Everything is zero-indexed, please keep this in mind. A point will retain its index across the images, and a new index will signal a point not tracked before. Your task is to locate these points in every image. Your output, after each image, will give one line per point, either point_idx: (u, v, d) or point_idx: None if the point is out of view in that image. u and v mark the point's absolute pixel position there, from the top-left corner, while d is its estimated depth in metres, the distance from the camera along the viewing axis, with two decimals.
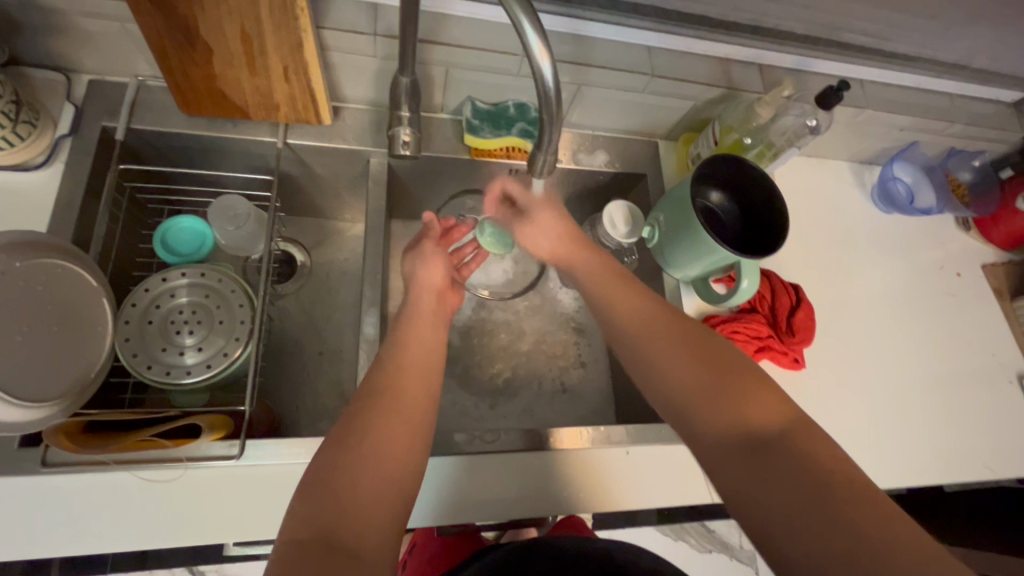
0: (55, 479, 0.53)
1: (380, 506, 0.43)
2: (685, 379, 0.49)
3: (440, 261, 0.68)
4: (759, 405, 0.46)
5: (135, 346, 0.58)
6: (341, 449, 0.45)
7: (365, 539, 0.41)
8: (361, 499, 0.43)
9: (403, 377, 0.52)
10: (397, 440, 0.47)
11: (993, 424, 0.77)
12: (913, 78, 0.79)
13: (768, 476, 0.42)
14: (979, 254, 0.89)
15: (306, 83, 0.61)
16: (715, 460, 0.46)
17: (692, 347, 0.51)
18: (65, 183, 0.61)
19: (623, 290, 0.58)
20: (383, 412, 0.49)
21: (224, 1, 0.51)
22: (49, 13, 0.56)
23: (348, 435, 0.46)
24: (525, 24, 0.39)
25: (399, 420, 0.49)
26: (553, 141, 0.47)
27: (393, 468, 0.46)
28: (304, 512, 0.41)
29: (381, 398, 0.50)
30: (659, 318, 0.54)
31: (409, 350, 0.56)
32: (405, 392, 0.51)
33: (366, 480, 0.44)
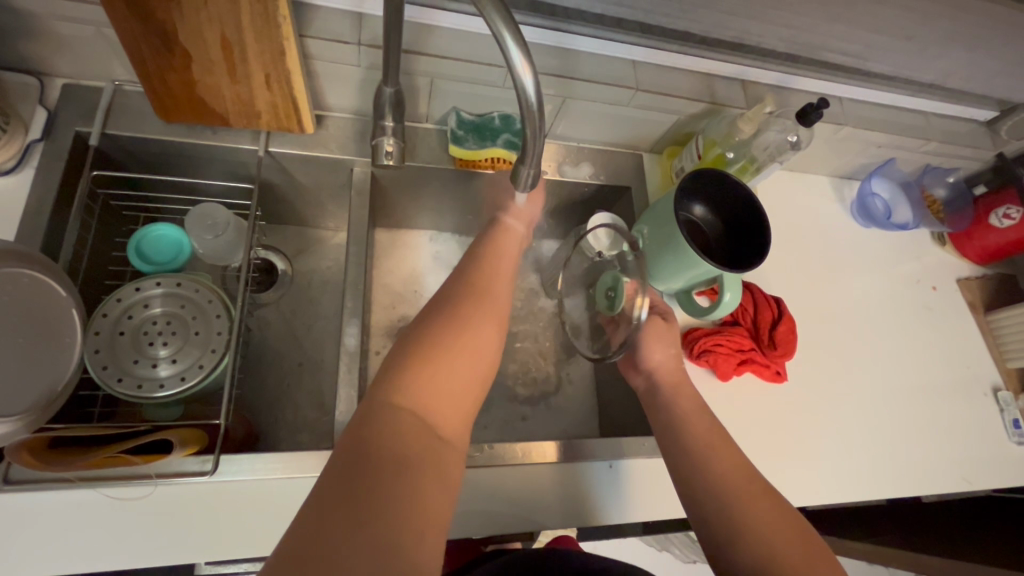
0: (15, 498, 0.50)
1: (464, 397, 0.44)
2: (779, 543, 0.49)
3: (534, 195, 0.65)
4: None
5: (105, 358, 0.56)
6: (431, 334, 0.46)
7: (449, 424, 0.43)
8: (451, 383, 0.44)
9: (492, 281, 0.53)
10: (484, 330, 0.48)
11: (969, 435, 0.79)
12: (890, 96, 0.81)
13: None
14: (954, 269, 0.91)
15: (288, 90, 0.60)
16: None
17: (777, 513, 0.51)
18: (34, 190, 0.59)
19: (711, 433, 0.57)
20: (474, 303, 0.49)
21: (205, 7, 0.50)
22: (20, 16, 0.54)
23: (445, 318, 0.47)
24: (506, 37, 0.39)
25: (488, 319, 0.49)
26: (537, 154, 0.46)
27: (480, 363, 0.46)
28: (394, 385, 0.42)
29: (470, 296, 0.50)
30: (743, 474, 0.54)
31: (498, 263, 0.55)
32: (493, 295, 0.51)
33: (456, 366, 0.44)
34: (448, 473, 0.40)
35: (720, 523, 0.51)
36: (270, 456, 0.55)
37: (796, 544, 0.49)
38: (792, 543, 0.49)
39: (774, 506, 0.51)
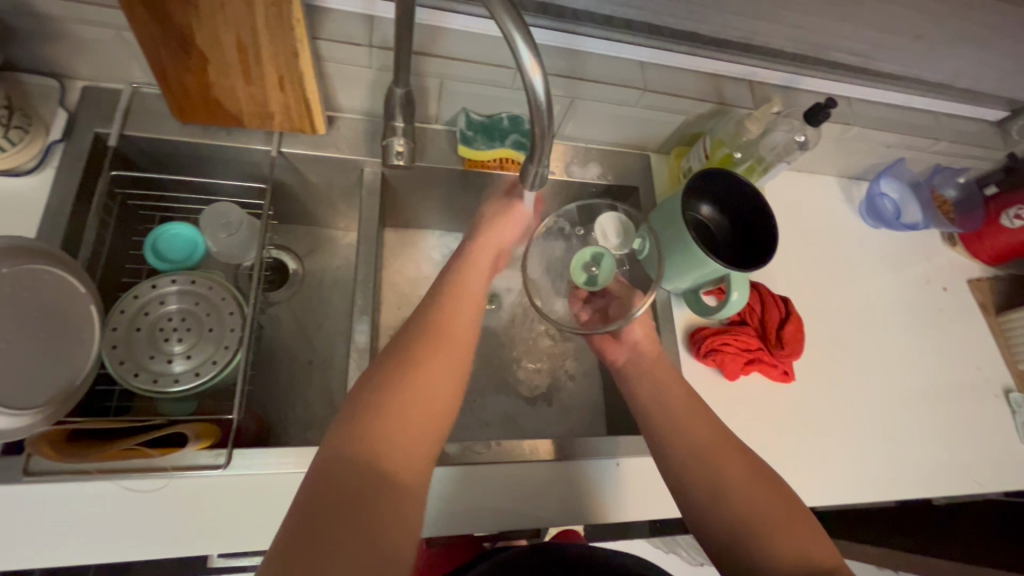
0: (35, 489, 0.52)
1: (420, 436, 0.46)
2: (760, 513, 0.51)
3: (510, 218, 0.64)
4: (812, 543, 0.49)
5: (122, 354, 0.57)
6: (383, 380, 0.48)
7: (405, 467, 0.44)
8: (406, 424, 0.46)
9: (450, 315, 0.54)
10: (439, 369, 0.49)
11: (979, 437, 0.78)
12: (899, 96, 0.81)
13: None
14: (965, 270, 0.91)
15: (301, 92, 0.62)
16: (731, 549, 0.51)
17: (759, 482, 0.53)
18: (54, 189, 0.60)
19: (691, 410, 0.59)
20: (431, 342, 0.51)
21: (222, 11, 0.51)
22: (44, 20, 0.56)
23: (403, 363, 0.49)
24: (517, 38, 0.39)
25: (444, 360, 0.50)
26: (546, 153, 0.46)
27: (436, 403, 0.48)
28: (347, 433, 0.44)
29: (427, 336, 0.52)
30: (722, 445, 0.56)
31: (461, 296, 0.56)
32: (452, 331, 0.53)
33: (410, 410, 0.46)
34: (405, 511, 0.42)
35: (697, 499, 0.54)
36: (282, 450, 0.56)
37: (777, 511, 0.51)
38: (770, 511, 0.51)
39: (755, 479, 0.53)
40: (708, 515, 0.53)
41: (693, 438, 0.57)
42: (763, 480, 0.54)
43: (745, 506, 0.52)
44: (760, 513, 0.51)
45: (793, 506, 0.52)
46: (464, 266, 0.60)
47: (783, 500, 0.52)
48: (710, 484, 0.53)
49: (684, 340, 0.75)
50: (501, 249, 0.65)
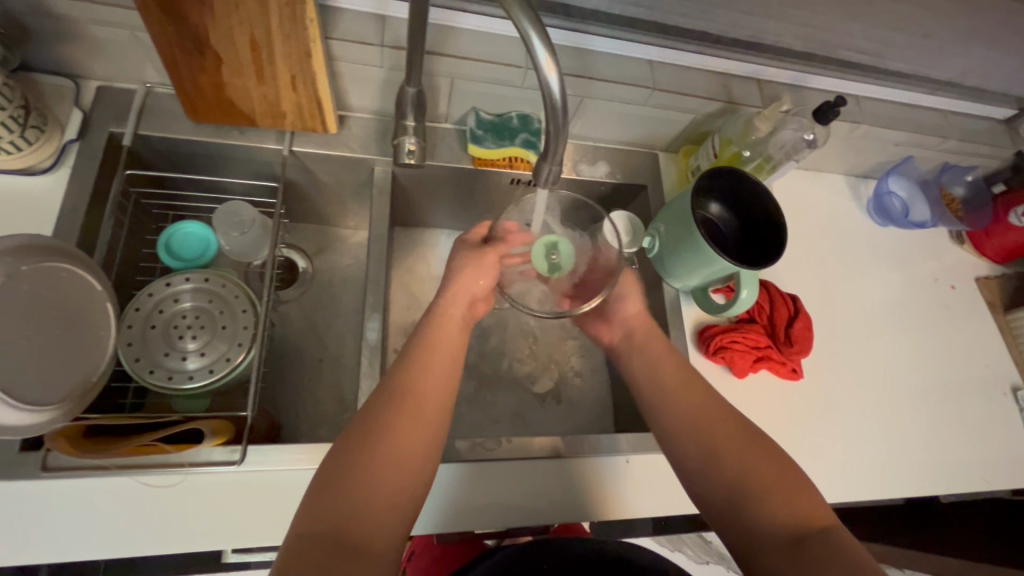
0: (54, 484, 0.52)
1: (392, 505, 0.47)
2: (748, 474, 0.52)
3: (480, 269, 0.65)
4: (802, 501, 0.50)
5: (137, 350, 0.58)
6: (352, 448, 0.48)
7: (375, 540, 0.45)
8: (376, 494, 0.46)
9: (421, 374, 0.55)
10: (409, 432, 0.50)
11: (988, 435, 0.78)
12: (907, 94, 0.81)
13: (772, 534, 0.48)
14: (973, 267, 0.91)
15: (313, 92, 0.62)
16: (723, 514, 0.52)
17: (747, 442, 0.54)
18: (70, 188, 0.61)
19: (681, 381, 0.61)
20: (400, 404, 0.52)
21: (236, 11, 0.52)
22: (60, 20, 0.57)
23: (372, 429, 0.50)
24: (533, 36, 0.39)
25: (415, 427, 0.51)
26: (559, 152, 0.47)
27: (406, 469, 0.49)
28: (319, 505, 0.45)
29: (397, 402, 0.52)
30: (711, 412, 0.58)
31: (434, 357, 0.57)
32: (421, 392, 0.53)
33: (380, 482, 0.47)
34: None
35: (688, 466, 0.55)
36: (296, 446, 0.56)
37: (764, 468, 0.52)
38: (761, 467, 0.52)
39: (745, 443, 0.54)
40: (701, 480, 0.54)
41: (681, 407, 0.59)
42: (751, 441, 0.54)
43: (731, 471, 0.53)
44: (748, 474, 0.52)
45: (785, 463, 0.53)
46: (438, 318, 0.62)
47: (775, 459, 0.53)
48: (705, 451, 0.55)
49: (693, 337, 0.75)
50: (475, 299, 0.66)
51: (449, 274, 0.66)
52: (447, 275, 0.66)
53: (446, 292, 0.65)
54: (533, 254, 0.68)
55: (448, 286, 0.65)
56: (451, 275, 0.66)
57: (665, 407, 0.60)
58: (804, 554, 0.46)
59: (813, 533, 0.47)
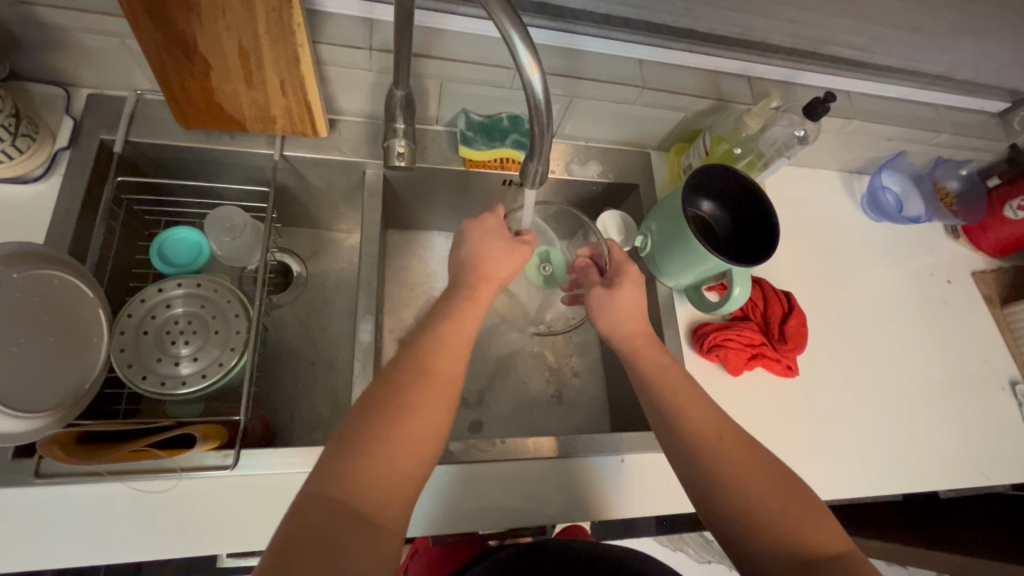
0: (45, 492, 0.52)
1: (401, 473, 0.46)
2: (764, 500, 0.49)
3: (509, 254, 0.62)
4: (818, 529, 0.48)
5: (130, 357, 0.58)
6: (366, 420, 0.47)
7: (387, 506, 0.44)
8: (389, 464, 0.46)
9: (438, 351, 0.53)
10: (425, 406, 0.49)
11: (985, 430, 0.78)
12: (896, 89, 0.81)
13: (760, 523, 0.48)
14: (969, 262, 0.90)
15: (302, 96, 0.62)
16: (708, 498, 0.51)
17: (755, 453, 0.52)
18: (61, 195, 0.61)
19: (690, 393, 0.57)
20: (419, 380, 0.51)
21: (223, 17, 0.52)
22: (48, 29, 0.57)
23: (392, 402, 0.48)
24: (514, 37, 0.40)
25: (430, 398, 0.50)
26: (545, 151, 0.47)
27: (419, 439, 0.48)
28: (329, 473, 0.44)
29: (416, 373, 0.51)
30: (725, 430, 0.54)
31: (453, 329, 0.56)
32: (440, 368, 0.52)
33: (394, 449, 0.46)
34: (383, 553, 0.42)
35: (697, 480, 0.52)
36: (289, 450, 0.57)
37: (751, 460, 0.52)
38: (777, 498, 0.49)
39: (762, 465, 0.51)
40: (694, 466, 0.53)
41: (693, 421, 0.55)
42: (767, 461, 0.52)
43: (746, 489, 0.50)
44: (761, 492, 0.50)
45: (802, 493, 0.50)
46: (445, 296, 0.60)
47: (792, 490, 0.50)
48: (691, 442, 0.54)
49: (687, 336, 0.75)
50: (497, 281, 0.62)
51: (468, 252, 0.62)
52: (467, 252, 0.62)
53: (468, 261, 0.62)
54: (526, 270, 0.78)
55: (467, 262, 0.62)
56: (473, 254, 0.62)
57: (658, 396, 0.57)
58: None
59: (830, 560, 0.46)
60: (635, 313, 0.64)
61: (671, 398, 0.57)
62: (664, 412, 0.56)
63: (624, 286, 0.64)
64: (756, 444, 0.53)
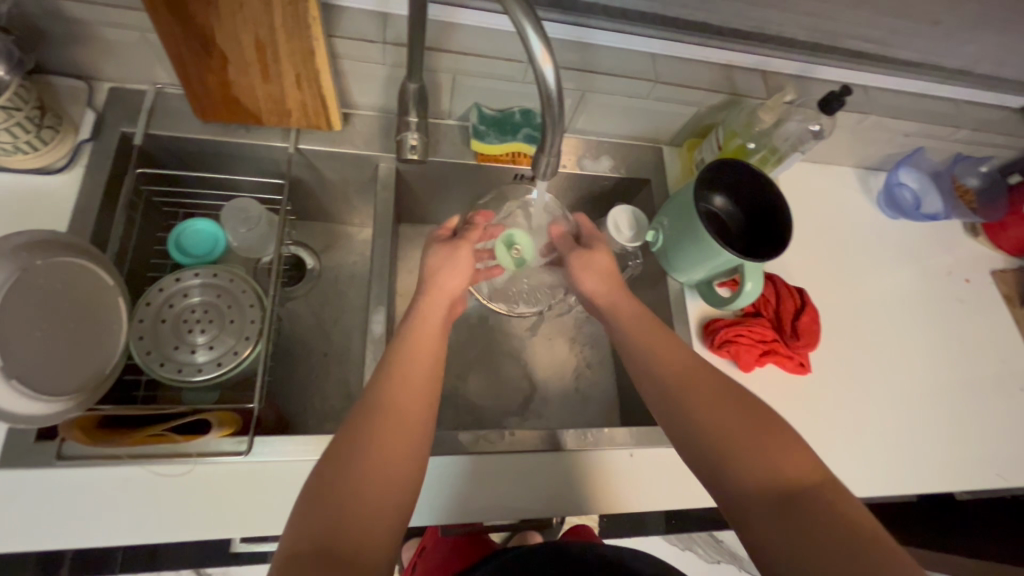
0: (66, 474, 0.54)
1: (395, 472, 0.46)
2: (737, 437, 0.49)
3: (457, 264, 0.63)
4: (794, 459, 0.47)
5: (148, 344, 0.59)
6: (337, 465, 0.45)
7: (369, 553, 0.42)
8: (365, 511, 0.44)
9: (404, 379, 0.52)
10: (396, 442, 0.47)
11: (1003, 431, 0.76)
12: (916, 83, 0.80)
13: (733, 451, 0.48)
14: (988, 260, 0.89)
15: (317, 89, 0.63)
16: (681, 432, 0.52)
17: (724, 387, 0.52)
18: (83, 186, 0.62)
19: (664, 335, 0.58)
20: (386, 415, 0.49)
21: (241, 11, 0.53)
22: (72, 23, 0.58)
23: (359, 441, 0.47)
24: (528, 29, 0.40)
25: (400, 430, 0.48)
26: (556, 144, 0.48)
27: (392, 477, 0.46)
28: (302, 531, 0.42)
29: (381, 408, 0.49)
30: (696, 374, 0.54)
31: (414, 356, 0.54)
32: (406, 396, 0.50)
33: (369, 494, 0.44)
34: None
35: (668, 415, 0.53)
36: (301, 438, 0.58)
37: (720, 395, 0.52)
38: (748, 429, 0.49)
39: (735, 405, 0.51)
40: (666, 404, 0.53)
41: (663, 359, 0.55)
42: (736, 394, 0.52)
43: (716, 425, 0.50)
44: (731, 424, 0.50)
45: (775, 424, 0.49)
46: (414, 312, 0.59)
47: (765, 422, 0.50)
48: (660, 382, 0.54)
49: (698, 332, 0.75)
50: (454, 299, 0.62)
51: (425, 275, 0.62)
52: (426, 278, 0.62)
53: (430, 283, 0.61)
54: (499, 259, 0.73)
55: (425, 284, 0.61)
56: (426, 273, 0.62)
57: (628, 338, 0.59)
58: (796, 521, 0.44)
59: (806, 488, 0.45)
60: (607, 276, 0.64)
61: (640, 340, 0.58)
62: (636, 354, 0.57)
63: (602, 249, 0.66)
64: (727, 380, 0.54)
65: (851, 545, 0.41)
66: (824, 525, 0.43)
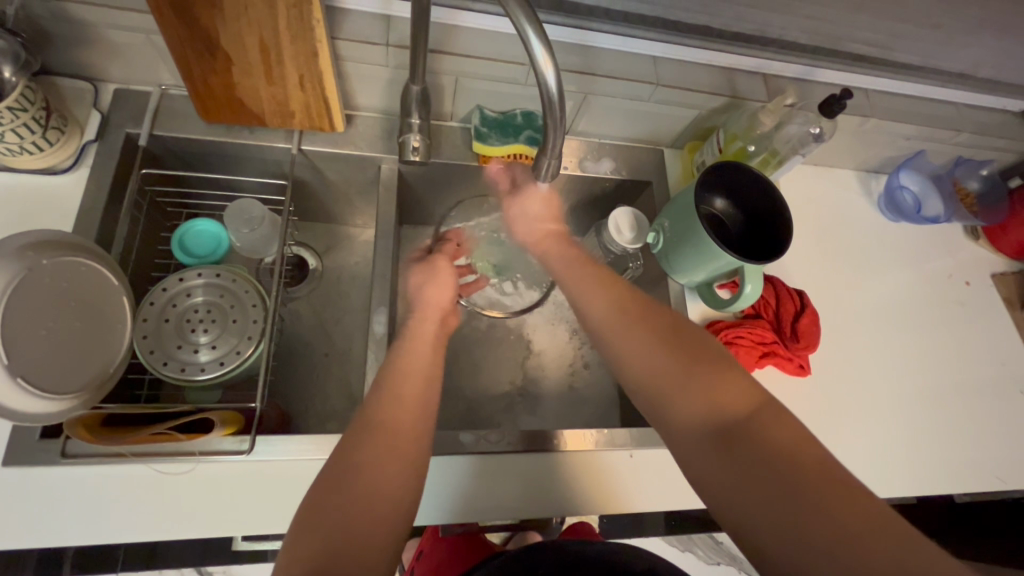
0: (71, 472, 0.54)
1: (388, 491, 0.45)
2: (671, 375, 0.48)
3: (440, 280, 0.64)
4: (730, 391, 0.46)
5: (152, 343, 0.60)
6: (328, 487, 0.44)
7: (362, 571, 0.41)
8: (355, 531, 0.42)
9: (399, 399, 0.50)
10: (390, 463, 0.46)
11: (1002, 433, 0.76)
12: (917, 87, 0.80)
13: (670, 386, 0.48)
14: (989, 263, 0.89)
15: (321, 91, 0.63)
16: (622, 373, 0.51)
17: (661, 323, 0.52)
18: (88, 187, 0.63)
19: (599, 276, 0.57)
20: (377, 433, 0.48)
21: (246, 13, 0.53)
22: (79, 25, 0.59)
23: (349, 462, 0.46)
24: (530, 33, 0.40)
25: (393, 447, 0.47)
26: (558, 146, 0.48)
27: (385, 497, 0.45)
28: (295, 555, 0.41)
29: (374, 426, 0.48)
30: (632, 311, 0.53)
31: (404, 374, 0.53)
32: (399, 409, 0.50)
33: (359, 515, 0.43)
34: None
35: (610, 358, 0.53)
36: (303, 438, 0.58)
37: (657, 333, 0.51)
38: (684, 365, 0.48)
39: (669, 337, 0.50)
40: (604, 345, 0.53)
41: (596, 300, 0.55)
42: (673, 330, 0.51)
43: (653, 363, 0.49)
44: (666, 360, 0.49)
45: (712, 357, 0.49)
46: (417, 320, 0.60)
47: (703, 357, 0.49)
48: (598, 325, 0.54)
49: None
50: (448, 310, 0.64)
51: (412, 294, 0.64)
52: (413, 298, 0.63)
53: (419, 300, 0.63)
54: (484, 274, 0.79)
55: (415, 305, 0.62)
56: (415, 292, 0.64)
57: (565, 283, 0.58)
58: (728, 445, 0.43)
59: (741, 418, 0.44)
60: (541, 215, 0.63)
61: (573, 285, 0.57)
62: (575, 298, 0.57)
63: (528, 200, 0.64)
64: (664, 314, 0.53)
65: (785, 471, 0.40)
66: (755, 448, 0.42)
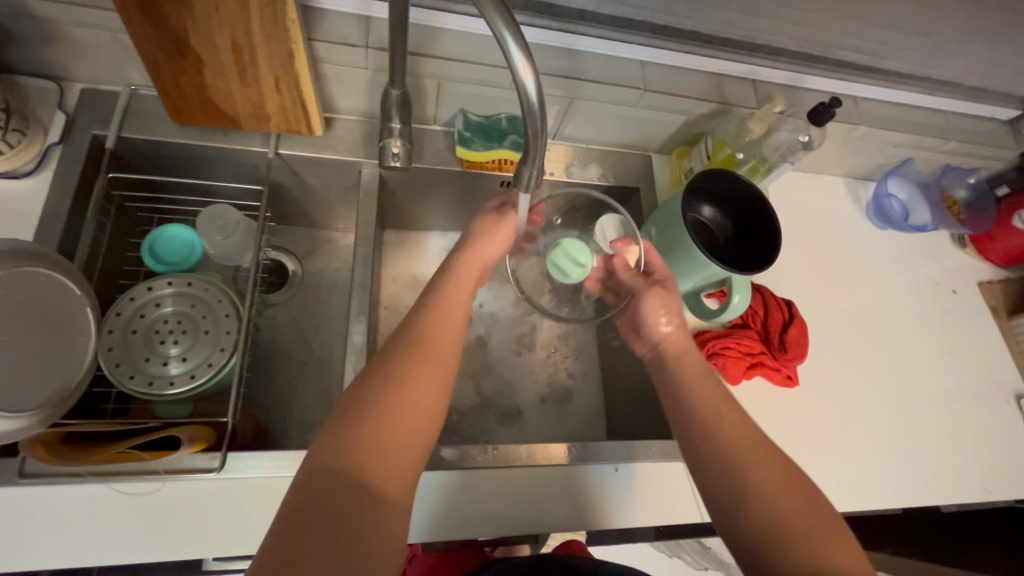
0: (29, 493, 0.52)
1: (431, 403, 0.48)
2: (783, 516, 0.48)
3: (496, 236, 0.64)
4: (839, 550, 0.46)
5: (118, 356, 0.57)
6: (378, 388, 0.46)
7: (395, 481, 0.44)
8: (397, 437, 0.45)
9: (439, 322, 0.54)
10: (433, 377, 0.49)
11: (988, 443, 0.76)
12: (905, 95, 0.80)
13: (775, 528, 0.48)
14: (975, 271, 0.89)
15: (297, 93, 0.61)
16: (726, 502, 0.51)
17: (775, 462, 0.52)
18: (52, 191, 0.60)
19: (717, 402, 0.58)
20: (422, 351, 0.50)
21: (216, 11, 0.51)
22: (41, 22, 0.56)
23: (398, 373, 0.48)
24: (507, 37, 0.38)
25: (437, 366, 0.50)
26: (540, 153, 0.45)
27: (425, 411, 0.47)
28: (343, 443, 0.43)
29: (417, 347, 0.51)
30: (755, 441, 0.54)
31: (446, 311, 0.55)
32: (438, 337, 0.52)
33: (402, 425, 0.45)
34: (391, 527, 0.42)
35: (714, 485, 0.52)
36: (275, 454, 0.56)
37: (775, 469, 0.51)
38: (796, 511, 0.48)
39: (782, 474, 0.51)
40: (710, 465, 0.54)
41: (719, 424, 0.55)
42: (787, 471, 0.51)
43: (771, 502, 0.49)
44: (779, 498, 0.49)
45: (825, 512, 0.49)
46: (455, 270, 0.61)
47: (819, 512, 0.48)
48: (714, 451, 0.54)
49: None
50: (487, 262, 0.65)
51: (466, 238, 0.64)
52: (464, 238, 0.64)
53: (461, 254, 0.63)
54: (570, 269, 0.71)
55: (452, 268, 0.61)
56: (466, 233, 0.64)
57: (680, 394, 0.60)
58: None
59: None
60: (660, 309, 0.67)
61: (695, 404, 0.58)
62: (691, 416, 0.57)
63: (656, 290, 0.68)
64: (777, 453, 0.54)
65: None
66: None
